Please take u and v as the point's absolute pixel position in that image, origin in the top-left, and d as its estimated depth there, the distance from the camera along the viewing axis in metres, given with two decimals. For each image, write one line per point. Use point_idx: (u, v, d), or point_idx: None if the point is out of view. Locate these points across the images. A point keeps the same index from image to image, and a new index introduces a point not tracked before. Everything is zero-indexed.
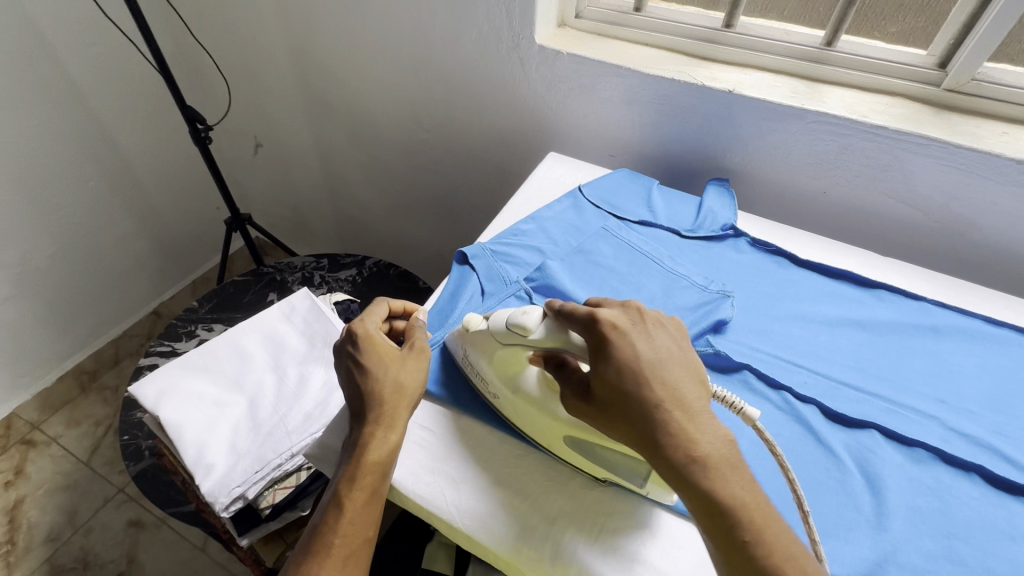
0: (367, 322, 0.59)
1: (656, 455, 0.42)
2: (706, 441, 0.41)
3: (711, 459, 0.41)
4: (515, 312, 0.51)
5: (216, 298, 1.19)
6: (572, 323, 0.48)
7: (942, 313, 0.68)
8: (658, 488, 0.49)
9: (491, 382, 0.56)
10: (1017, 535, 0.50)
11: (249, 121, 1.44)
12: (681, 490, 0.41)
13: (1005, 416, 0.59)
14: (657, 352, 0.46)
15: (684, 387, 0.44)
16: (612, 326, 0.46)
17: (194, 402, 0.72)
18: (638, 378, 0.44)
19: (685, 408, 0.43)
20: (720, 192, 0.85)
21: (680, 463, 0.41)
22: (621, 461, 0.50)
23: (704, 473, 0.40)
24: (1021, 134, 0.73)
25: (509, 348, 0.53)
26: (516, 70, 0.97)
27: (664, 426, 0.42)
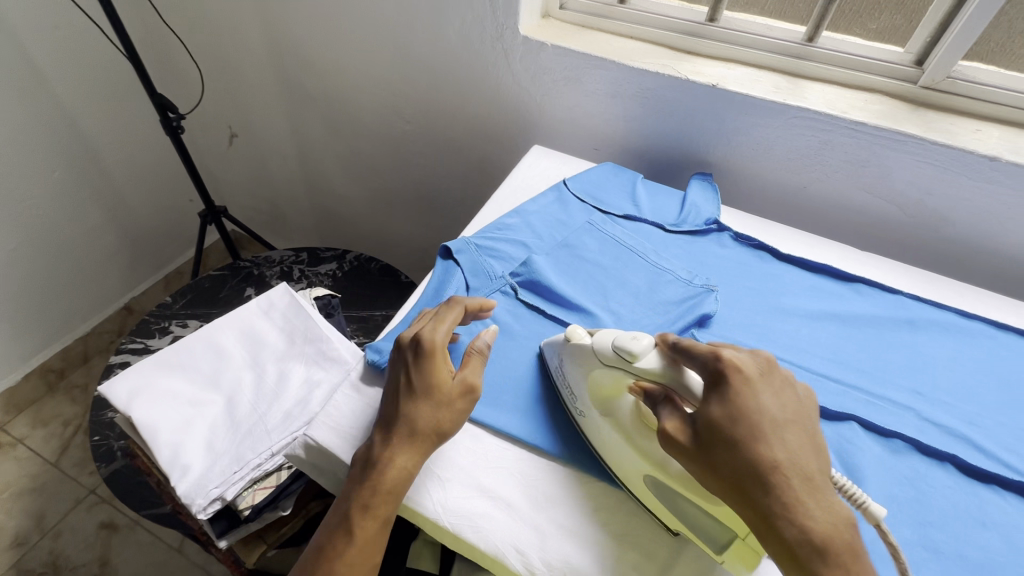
0: (435, 328, 0.54)
1: (767, 523, 0.39)
2: (830, 522, 0.39)
3: (832, 544, 0.38)
4: (624, 335, 0.51)
5: (191, 293, 1.16)
6: (691, 359, 0.47)
7: (918, 306, 0.70)
8: (738, 559, 0.45)
9: (586, 403, 0.55)
10: (988, 522, 0.51)
11: (223, 110, 1.40)
12: (792, 572, 0.39)
13: (977, 406, 0.61)
14: (783, 409, 0.44)
15: (808, 456, 0.41)
16: (738, 370, 0.45)
17: (169, 402, 0.70)
18: (759, 434, 0.42)
19: (809, 482, 0.40)
20: (704, 186, 0.85)
21: (798, 544, 0.38)
22: (706, 521, 0.47)
23: (821, 558, 0.38)
24: (993, 132, 0.75)
25: (611, 369, 0.52)
26: (499, 62, 0.96)
27: (784, 496, 0.39)
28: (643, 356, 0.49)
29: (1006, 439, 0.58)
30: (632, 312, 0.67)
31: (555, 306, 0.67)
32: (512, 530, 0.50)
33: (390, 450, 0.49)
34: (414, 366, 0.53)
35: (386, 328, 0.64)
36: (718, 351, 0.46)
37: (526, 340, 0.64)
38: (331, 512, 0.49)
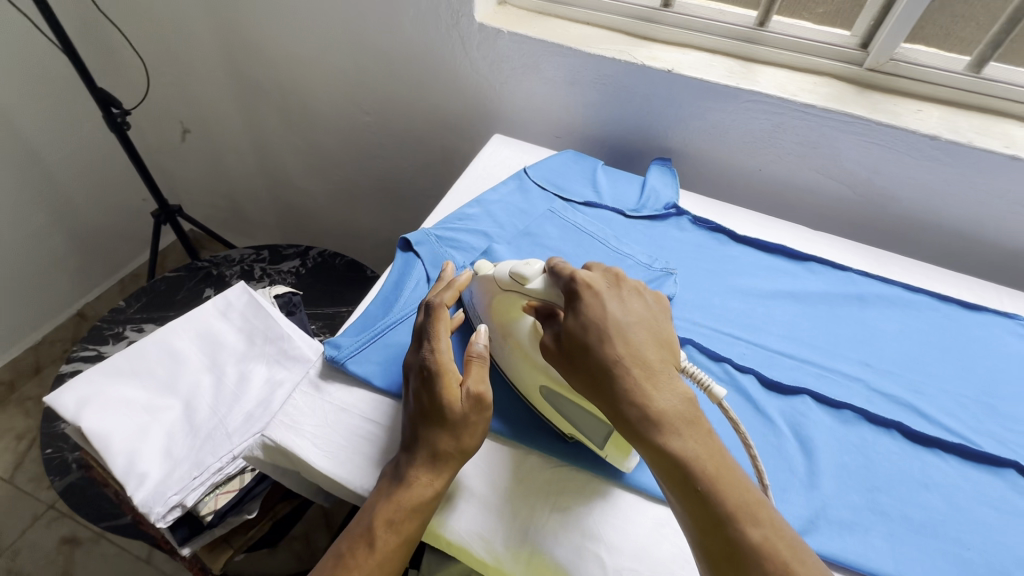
0: (436, 344, 0.53)
1: (614, 410, 0.44)
2: (666, 400, 0.43)
3: (667, 418, 0.43)
4: (517, 264, 0.55)
5: (146, 296, 1.11)
6: (559, 281, 0.52)
7: (866, 282, 0.73)
8: (615, 450, 0.50)
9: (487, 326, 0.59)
10: (930, 483, 0.54)
11: (173, 104, 1.34)
12: (643, 449, 0.43)
13: (920, 375, 0.64)
14: (629, 314, 0.49)
15: (647, 349, 0.47)
16: (587, 286, 0.49)
17: (122, 410, 0.67)
18: (604, 336, 0.47)
19: (647, 369, 0.45)
20: (663, 171, 0.86)
21: (639, 423, 0.43)
22: (588, 419, 0.51)
23: (657, 429, 0.42)
24: (933, 112, 0.78)
25: (507, 295, 0.56)
26: (456, 50, 0.94)
27: (627, 384, 0.44)
28: (533, 280, 0.53)
29: (947, 404, 0.61)
30: None
31: None
32: (476, 521, 0.50)
33: (416, 466, 0.49)
34: (428, 386, 0.51)
35: (346, 323, 0.64)
36: (576, 271, 0.51)
37: None
38: (351, 524, 0.48)
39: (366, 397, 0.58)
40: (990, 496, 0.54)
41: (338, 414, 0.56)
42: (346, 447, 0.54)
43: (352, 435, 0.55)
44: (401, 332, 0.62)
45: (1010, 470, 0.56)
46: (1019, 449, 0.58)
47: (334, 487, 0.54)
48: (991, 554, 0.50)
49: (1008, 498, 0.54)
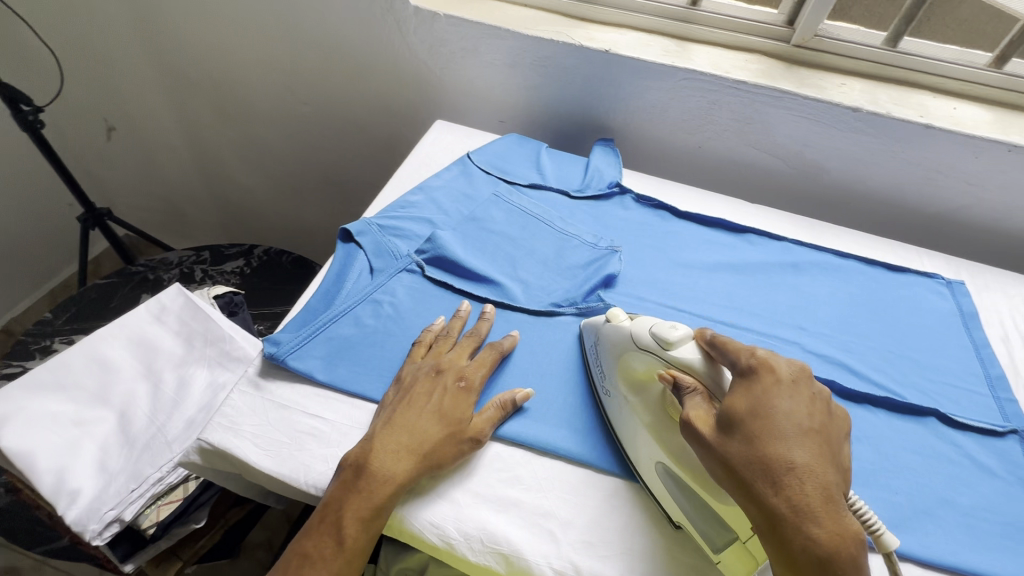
0: (473, 367, 0.56)
1: (772, 524, 0.38)
2: (839, 534, 0.36)
3: (836, 559, 0.36)
4: (662, 325, 0.50)
5: (75, 306, 1.05)
6: (725, 358, 0.47)
7: (801, 250, 0.76)
8: (735, 561, 0.45)
9: (614, 387, 0.54)
10: (860, 435, 0.58)
11: (94, 100, 1.25)
12: (785, 574, 0.37)
13: (851, 334, 0.67)
14: (810, 417, 0.42)
15: (828, 469, 0.39)
16: (769, 372, 0.44)
17: (48, 426, 0.62)
18: (778, 432, 0.40)
19: (826, 493, 0.38)
20: (606, 151, 0.87)
21: (796, 547, 0.37)
22: (712, 519, 0.46)
23: (820, 566, 0.36)
24: (856, 86, 0.82)
25: (644, 357, 0.51)
26: (392, 34, 0.92)
27: (793, 496, 0.38)
28: (679, 345, 0.49)
29: (875, 360, 0.65)
30: (540, 279, 0.68)
31: (464, 280, 0.66)
32: (427, 505, 0.49)
33: (393, 464, 0.48)
34: (439, 394, 0.53)
35: (286, 319, 0.61)
36: (753, 352, 0.45)
37: (433, 315, 0.63)
38: (312, 518, 0.47)
39: (309, 393, 0.56)
40: (914, 444, 0.58)
41: (280, 411, 0.54)
42: (289, 444, 0.52)
43: (296, 432, 0.53)
44: (345, 325, 0.60)
45: (932, 418, 0.60)
46: (939, 398, 0.62)
47: (279, 487, 0.52)
48: (917, 496, 0.54)
49: (931, 443, 0.58)
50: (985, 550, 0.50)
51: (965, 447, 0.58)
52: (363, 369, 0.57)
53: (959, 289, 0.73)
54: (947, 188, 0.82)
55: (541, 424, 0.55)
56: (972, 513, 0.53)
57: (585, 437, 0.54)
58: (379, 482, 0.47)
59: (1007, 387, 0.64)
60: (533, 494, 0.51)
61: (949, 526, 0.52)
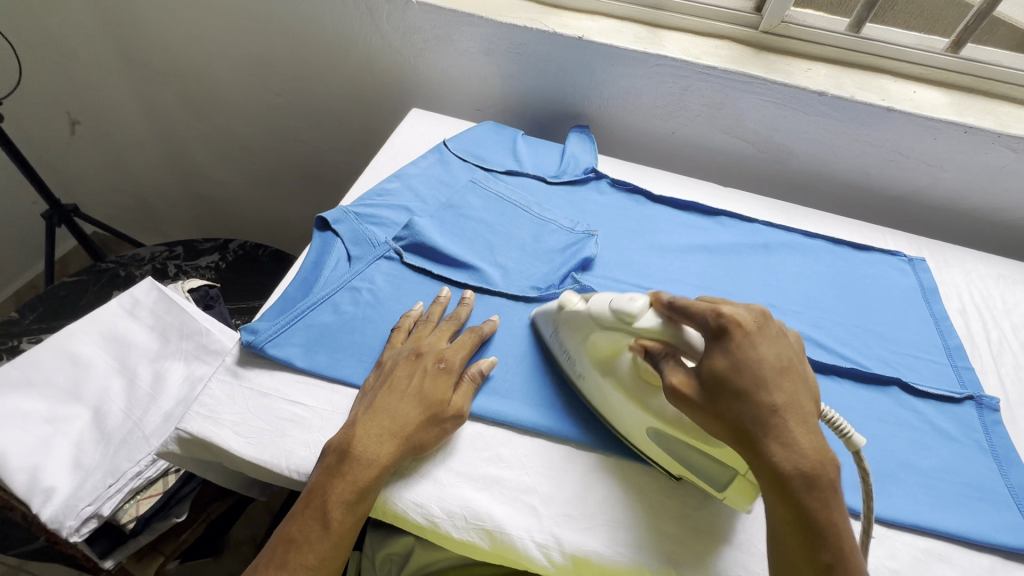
0: (452, 349, 0.56)
1: (764, 460, 0.41)
2: (819, 457, 0.40)
3: (818, 478, 0.40)
4: (619, 299, 0.50)
5: (43, 305, 1.02)
6: (690, 319, 0.46)
7: (771, 232, 0.78)
8: (739, 494, 0.47)
9: (583, 365, 0.54)
10: (828, 406, 0.60)
11: (55, 92, 1.21)
12: (776, 501, 0.41)
13: (819, 311, 0.70)
14: (782, 358, 0.44)
15: (804, 401, 0.43)
16: (737, 325, 0.44)
17: (18, 424, 0.61)
18: (758, 378, 0.42)
19: (804, 422, 0.42)
20: (581, 138, 0.88)
21: (789, 479, 0.40)
22: (708, 463, 0.47)
23: (806, 488, 0.39)
24: (821, 71, 0.84)
25: (609, 332, 0.51)
26: (364, 22, 0.91)
27: (779, 434, 0.41)
28: (642, 317, 0.48)
29: (842, 334, 0.67)
30: (518, 263, 0.68)
31: (442, 266, 0.66)
32: (410, 486, 0.50)
33: (377, 445, 0.49)
34: (420, 375, 0.53)
35: (263, 308, 0.61)
36: (718, 308, 0.45)
37: (412, 301, 0.63)
38: (299, 506, 0.47)
39: (289, 381, 0.56)
40: (880, 412, 0.60)
41: (259, 399, 0.54)
42: (270, 431, 0.52)
43: (276, 419, 0.53)
44: (323, 312, 0.60)
45: (895, 387, 0.63)
46: (901, 367, 0.65)
47: (261, 474, 0.52)
48: (881, 461, 0.56)
49: (894, 412, 0.61)
50: (944, 507, 0.53)
51: (925, 414, 0.61)
52: (343, 356, 0.57)
53: (920, 265, 0.76)
54: (908, 169, 0.85)
55: (523, 404, 0.56)
56: (931, 474, 0.56)
57: (562, 413, 0.56)
58: (366, 462, 0.48)
59: (964, 356, 0.67)
60: (514, 470, 0.52)
61: (911, 488, 0.54)
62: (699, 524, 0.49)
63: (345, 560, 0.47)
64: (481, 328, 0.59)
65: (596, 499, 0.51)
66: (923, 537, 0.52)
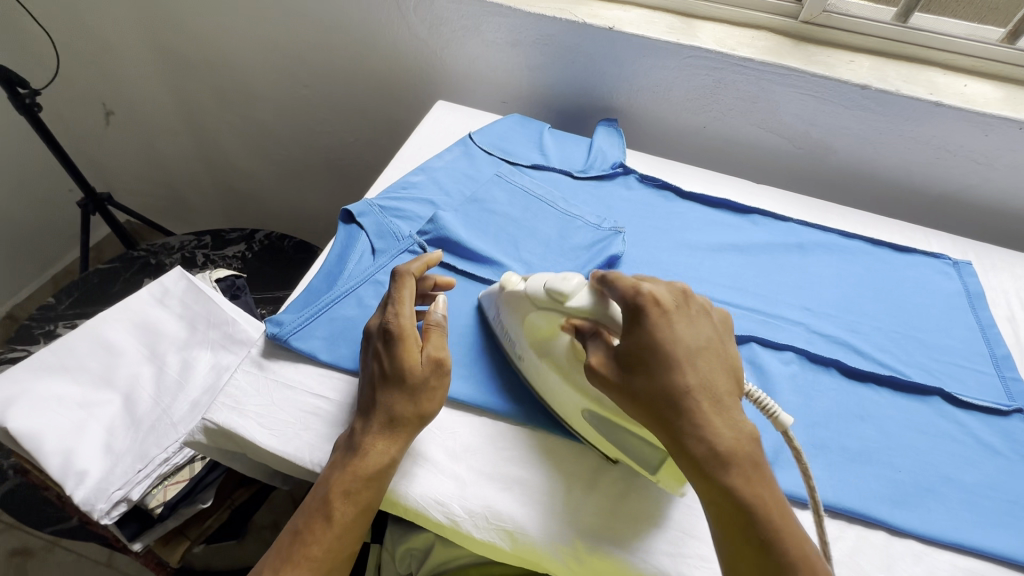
0: (400, 307, 0.52)
1: (678, 442, 0.42)
2: (734, 437, 0.41)
3: (736, 456, 0.41)
4: (556, 278, 0.49)
5: (78, 291, 1.05)
6: (612, 293, 0.46)
7: (807, 231, 0.75)
8: (669, 476, 0.47)
9: (521, 346, 0.53)
10: (865, 414, 0.58)
11: (90, 84, 1.24)
12: (697, 481, 0.42)
13: (856, 315, 0.67)
14: (699, 338, 0.45)
15: (717, 379, 0.44)
16: (654, 303, 0.45)
17: (53, 407, 0.63)
18: (670, 361, 0.43)
19: (717, 403, 0.43)
20: (609, 131, 0.86)
21: (703, 458, 0.41)
22: (638, 445, 0.48)
23: (724, 469, 0.41)
24: (865, 63, 0.80)
25: (544, 312, 0.50)
26: (392, 12, 0.90)
27: (691, 417, 0.42)
28: (574, 295, 0.48)
29: (880, 340, 0.65)
30: (542, 260, 0.67)
31: (467, 261, 0.66)
32: (429, 482, 0.50)
33: (368, 434, 0.48)
34: (383, 355, 0.50)
35: (288, 300, 0.61)
36: (638, 285, 0.46)
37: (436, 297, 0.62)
38: (306, 497, 0.47)
39: (313, 373, 0.56)
40: (920, 423, 0.58)
41: (284, 391, 0.55)
42: (294, 424, 0.53)
43: (300, 412, 0.53)
44: (348, 306, 0.60)
45: (936, 397, 0.60)
46: (944, 376, 0.62)
47: (284, 466, 0.52)
48: (920, 474, 0.54)
49: (935, 423, 0.58)
50: (988, 526, 0.51)
51: (968, 426, 0.58)
52: None
53: (966, 269, 0.73)
54: (956, 167, 0.81)
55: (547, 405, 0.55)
56: (974, 491, 0.53)
57: None
58: (367, 449, 0.47)
59: (1012, 366, 0.63)
60: (534, 469, 0.51)
61: (952, 503, 0.52)
62: None
63: (356, 549, 0.47)
64: (422, 274, 0.58)
65: (617, 498, 0.50)
66: (963, 555, 0.50)
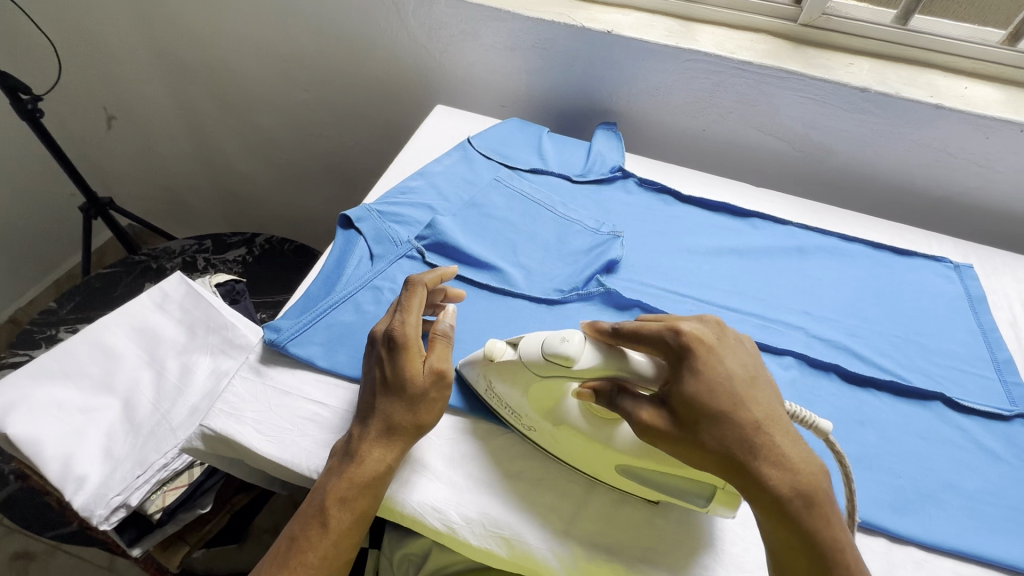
0: (407, 321, 0.51)
1: (760, 489, 0.40)
2: (809, 471, 0.41)
3: (813, 493, 0.40)
4: (551, 339, 0.47)
5: (79, 295, 1.05)
6: (644, 342, 0.45)
7: (807, 235, 0.75)
8: (721, 505, 0.46)
9: (526, 416, 0.51)
10: (866, 419, 0.57)
11: (93, 89, 1.24)
12: (774, 523, 0.41)
13: (856, 320, 0.67)
14: (749, 369, 0.45)
15: (778, 409, 0.44)
16: (700, 340, 0.44)
17: (53, 413, 0.63)
18: (734, 399, 0.42)
19: (787, 435, 0.42)
20: (608, 135, 0.86)
21: (788, 501, 0.40)
22: (682, 482, 0.46)
23: (805, 508, 0.40)
24: (865, 65, 0.80)
25: (546, 380, 0.48)
26: (391, 18, 0.91)
27: (767, 457, 0.41)
28: (580, 357, 0.45)
29: (881, 344, 0.64)
30: (541, 265, 0.67)
31: (465, 266, 0.66)
32: (425, 490, 0.50)
33: (366, 442, 0.48)
34: (388, 362, 0.50)
35: (286, 305, 0.61)
36: (676, 325, 0.45)
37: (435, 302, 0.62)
38: (303, 504, 0.47)
39: (311, 379, 0.56)
40: (921, 429, 0.57)
41: (282, 398, 0.55)
42: (292, 430, 0.53)
43: (297, 418, 0.53)
44: (346, 311, 0.60)
45: (938, 402, 0.59)
46: (945, 381, 0.61)
47: (283, 473, 0.52)
48: (921, 480, 0.53)
49: (936, 429, 0.57)
50: (990, 533, 0.50)
51: (970, 431, 0.58)
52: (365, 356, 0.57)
53: (968, 272, 0.72)
54: (957, 170, 0.80)
55: None
56: (976, 497, 0.53)
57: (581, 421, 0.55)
58: (365, 457, 0.47)
59: (1014, 371, 0.63)
60: (530, 477, 0.51)
61: (954, 510, 0.52)
62: (716, 535, 0.48)
63: (351, 557, 0.47)
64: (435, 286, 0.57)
65: (614, 505, 0.50)
66: (965, 563, 0.49)
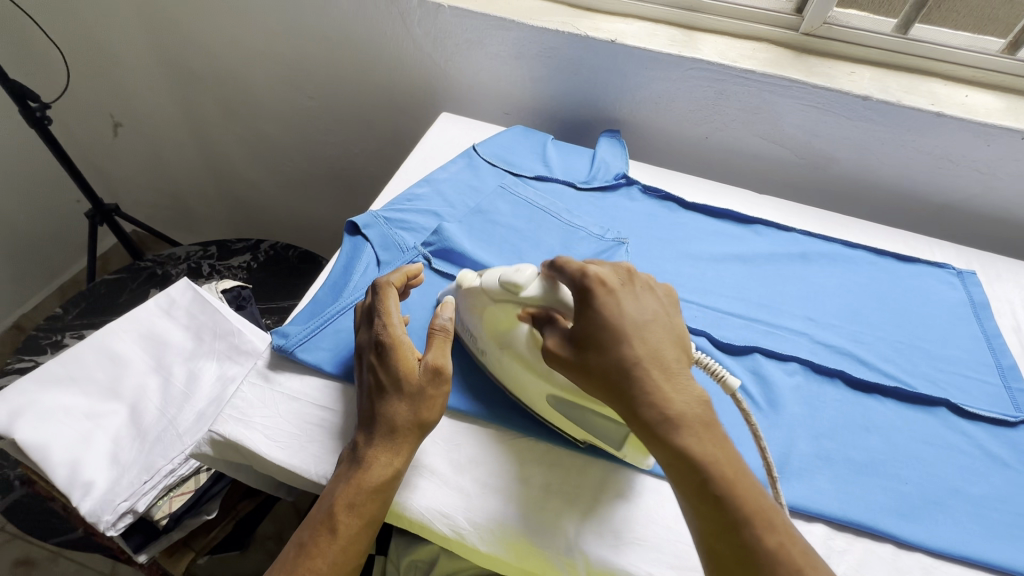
0: (391, 325, 0.52)
1: (633, 413, 0.42)
2: (681, 401, 0.41)
3: (685, 418, 0.41)
4: (508, 270, 0.51)
5: (85, 301, 1.06)
6: (561, 277, 0.48)
7: (810, 242, 0.75)
8: (633, 449, 0.50)
9: (481, 339, 0.55)
10: (871, 425, 0.57)
11: (100, 96, 1.25)
12: (654, 447, 0.41)
13: (859, 325, 0.67)
14: (645, 311, 0.46)
15: (666, 346, 0.44)
16: (600, 283, 0.46)
17: (60, 419, 0.63)
18: (618, 333, 0.44)
19: (665, 371, 0.43)
20: (612, 143, 0.86)
21: (655, 422, 0.41)
22: (602, 422, 0.50)
23: (676, 431, 0.40)
24: (866, 74, 0.80)
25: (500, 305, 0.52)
26: (397, 27, 0.92)
27: (641, 385, 0.42)
28: (527, 286, 0.50)
29: (885, 350, 0.64)
30: None
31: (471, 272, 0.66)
32: (433, 495, 0.50)
33: (371, 447, 0.48)
34: (381, 367, 0.50)
35: (294, 311, 0.62)
36: (583, 267, 0.47)
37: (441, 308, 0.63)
38: (311, 511, 0.47)
39: (320, 386, 0.56)
40: (927, 435, 0.57)
41: (290, 403, 0.55)
42: (300, 436, 0.53)
43: (305, 424, 0.54)
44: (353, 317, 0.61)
45: (943, 408, 0.60)
46: (950, 387, 0.62)
47: (290, 478, 0.53)
48: (927, 486, 0.53)
49: (941, 434, 0.57)
50: (996, 539, 0.50)
51: (976, 437, 0.58)
52: None
53: (971, 279, 0.72)
54: (959, 177, 0.81)
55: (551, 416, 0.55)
56: (982, 503, 0.53)
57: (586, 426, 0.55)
58: (370, 460, 0.47)
59: (1018, 377, 0.63)
60: (537, 483, 0.51)
61: (960, 516, 0.52)
62: None
63: (360, 563, 0.47)
64: (404, 284, 0.59)
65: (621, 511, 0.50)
66: (974, 569, 0.49)
